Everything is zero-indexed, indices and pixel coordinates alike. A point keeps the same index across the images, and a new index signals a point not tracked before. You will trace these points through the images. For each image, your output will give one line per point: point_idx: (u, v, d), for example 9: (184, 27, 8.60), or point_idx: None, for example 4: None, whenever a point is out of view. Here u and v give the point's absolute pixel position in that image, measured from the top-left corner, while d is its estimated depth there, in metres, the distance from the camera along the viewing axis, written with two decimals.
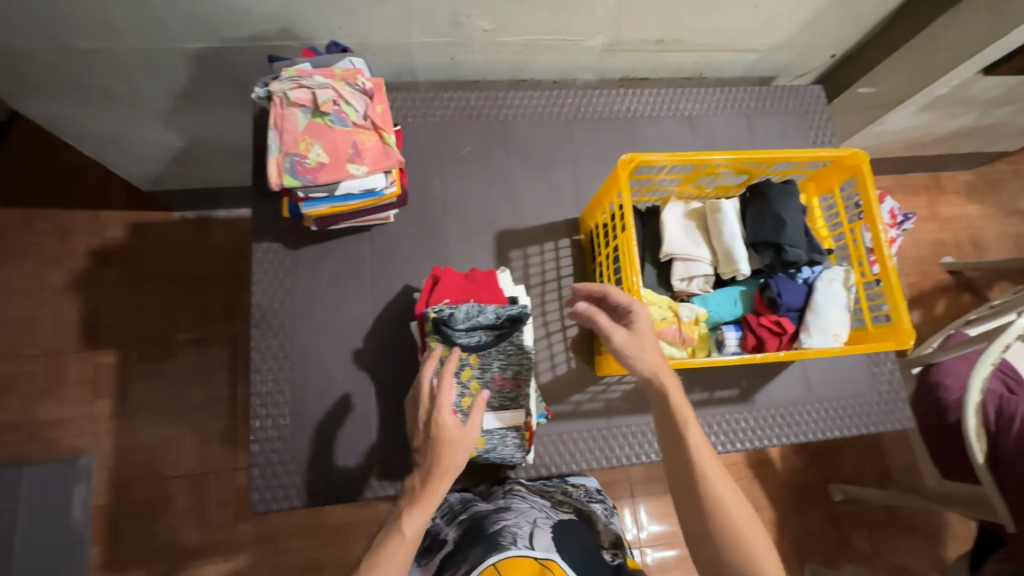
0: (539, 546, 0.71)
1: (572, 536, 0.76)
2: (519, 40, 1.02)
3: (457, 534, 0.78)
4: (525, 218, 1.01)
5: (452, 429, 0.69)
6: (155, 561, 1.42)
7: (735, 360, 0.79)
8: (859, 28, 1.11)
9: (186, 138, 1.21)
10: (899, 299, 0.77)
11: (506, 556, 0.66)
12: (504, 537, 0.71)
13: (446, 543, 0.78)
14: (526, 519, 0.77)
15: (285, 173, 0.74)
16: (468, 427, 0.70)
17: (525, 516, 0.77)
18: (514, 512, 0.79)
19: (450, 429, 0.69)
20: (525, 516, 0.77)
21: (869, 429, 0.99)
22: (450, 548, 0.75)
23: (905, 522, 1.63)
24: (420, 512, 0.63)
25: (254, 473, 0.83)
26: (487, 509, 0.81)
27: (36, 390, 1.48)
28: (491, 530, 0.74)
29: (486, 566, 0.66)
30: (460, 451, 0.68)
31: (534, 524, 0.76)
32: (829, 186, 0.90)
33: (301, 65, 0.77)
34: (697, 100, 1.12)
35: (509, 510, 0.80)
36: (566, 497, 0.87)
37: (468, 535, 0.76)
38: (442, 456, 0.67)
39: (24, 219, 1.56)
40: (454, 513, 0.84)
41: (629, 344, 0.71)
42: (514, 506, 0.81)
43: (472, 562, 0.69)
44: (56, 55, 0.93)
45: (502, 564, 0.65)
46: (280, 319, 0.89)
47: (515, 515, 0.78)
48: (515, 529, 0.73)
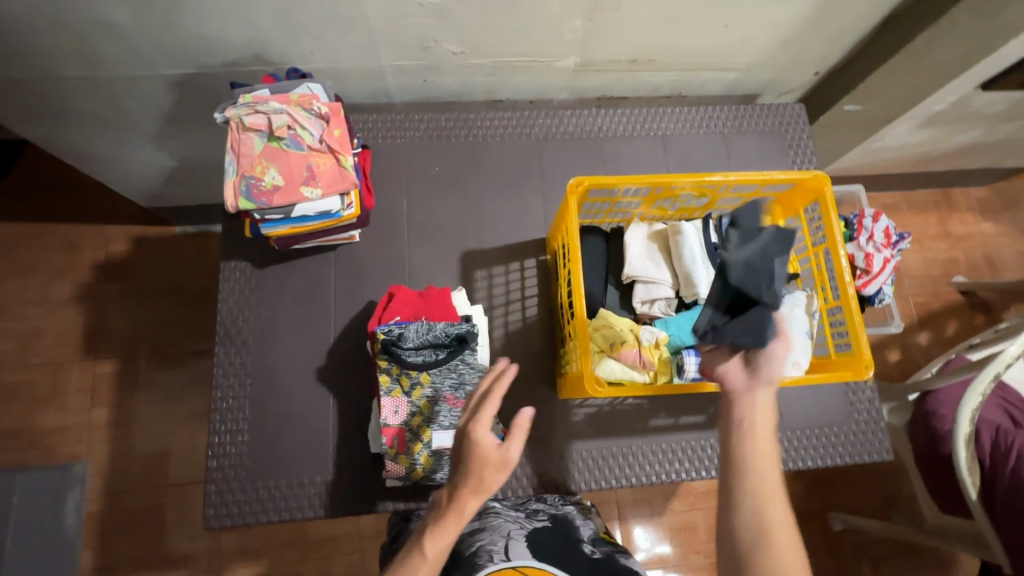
0: (515, 555, 0.78)
1: (545, 540, 0.82)
2: (489, 62, 1.04)
3: None
4: (491, 238, 1.01)
5: (488, 450, 0.66)
6: (143, 570, 1.44)
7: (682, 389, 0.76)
8: (840, 46, 1.09)
9: (177, 158, 1.26)
10: (860, 328, 0.74)
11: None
12: (481, 556, 0.78)
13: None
14: (500, 533, 0.83)
15: (239, 196, 0.76)
16: (505, 446, 0.66)
17: (500, 530, 0.84)
18: (489, 528, 0.84)
19: (483, 447, 0.66)
20: (499, 531, 0.83)
21: (844, 458, 0.95)
22: None
23: (911, 556, 1.55)
24: (447, 535, 0.64)
25: (210, 489, 0.84)
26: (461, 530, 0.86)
27: (39, 398, 1.54)
28: (468, 550, 0.80)
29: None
30: (498, 473, 0.66)
31: (509, 537, 0.82)
32: (795, 209, 0.87)
33: (258, 91, 0.79)
34: (672, 120, 1.11)
35: (484, 528, 0.85)
36: (541, 507, 0.93)
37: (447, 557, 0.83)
38: (480, 470, 0.65)
39: (35, 233, 1.63)
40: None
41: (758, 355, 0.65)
42: (487, 522, 0.86)
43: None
44: (45, 83, 0.98)
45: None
46: (243, 336, 0.91)
47: (489, 531, 0.84)
48: (490, 546, 0.80)
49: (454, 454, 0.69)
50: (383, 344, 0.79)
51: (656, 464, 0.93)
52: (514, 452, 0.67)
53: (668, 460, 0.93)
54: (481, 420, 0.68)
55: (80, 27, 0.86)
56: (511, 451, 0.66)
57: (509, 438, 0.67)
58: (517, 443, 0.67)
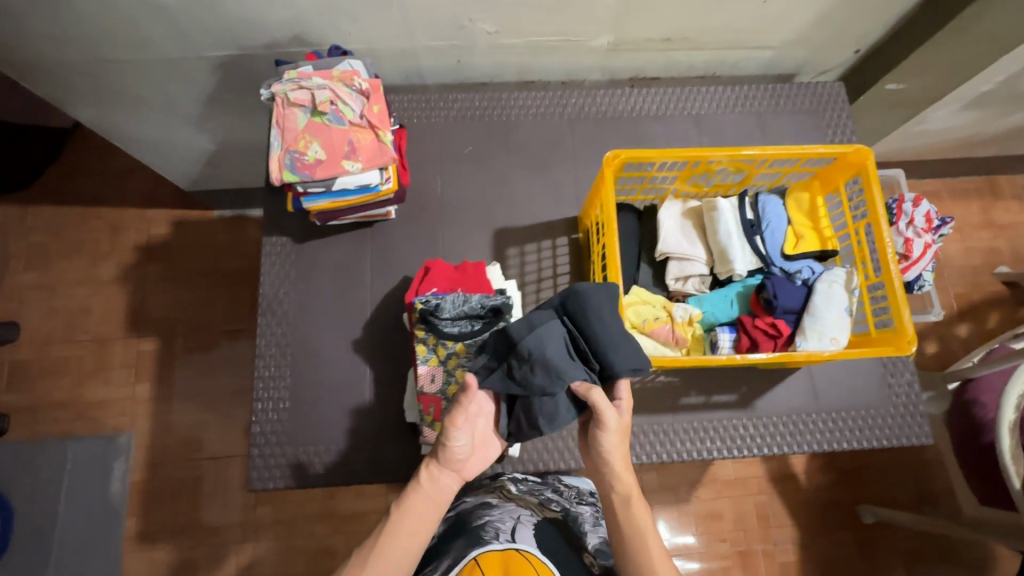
0: (519, 540, 0.82)
1: (549, 535, 0.86)
2: (521, 42, 1.04)
3: (443, 529, 0.90)
4: (523, 215, 1.02)
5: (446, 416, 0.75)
6: (182, 537, 1.51)
7: (719, 359, 0.76)
8: (881, 21, 1.05)
9: (216, 140, 1.30)
10: (902, 304, 0.72)
11: (485, 550, 0.78)
12: (487, 531, 0.83)
13: (434, 533, 0.91)
14: (510, 514, 0.88)
15: (284, 169, 0.78)
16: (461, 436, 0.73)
17: (511, 512, 0.88)
18: (500, 508, 0.90)
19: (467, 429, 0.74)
20: (509, 512, 0.88)
21: (882, 441, 0.93)
22: (437, 540, 0.87)
23: (943, 552, 1.52)
24: (408, 499, 0.71)
25: (254, 452, 0.88)
26: (474, 503, 0.93)
27: (86, 372, 1.61)
28: (476, 523, 0.86)
29: (469, 559, 0.77)
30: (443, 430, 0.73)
31: (518, 519, 0.87)
32: (835, 185, 0.85)
33: (302, 67, 0.82)
34: (707, 99, 1.10)
35: (495, 505, 0.91)
36: (554, 496, 0.98)
37: (454, 528, 0.88)
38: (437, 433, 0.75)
39: (83, 216, 1.71)
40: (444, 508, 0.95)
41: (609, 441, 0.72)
42: (501, 502, 0.92)
43: (458, 553, 0.81)
44: (98, 66, 1.03)
45: (483, 559, 0.77)
46: (283, 307, 0.94)
47: (500, 511, 0.89)
48: (498, 524, 0.85)
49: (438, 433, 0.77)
50: (420, 313, 0.81)
51: (687, 441, 0.93)
52: (461, 409, 0.72)
53: (700, 438, 0.93)
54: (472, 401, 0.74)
55: (131, 10, 0.90)
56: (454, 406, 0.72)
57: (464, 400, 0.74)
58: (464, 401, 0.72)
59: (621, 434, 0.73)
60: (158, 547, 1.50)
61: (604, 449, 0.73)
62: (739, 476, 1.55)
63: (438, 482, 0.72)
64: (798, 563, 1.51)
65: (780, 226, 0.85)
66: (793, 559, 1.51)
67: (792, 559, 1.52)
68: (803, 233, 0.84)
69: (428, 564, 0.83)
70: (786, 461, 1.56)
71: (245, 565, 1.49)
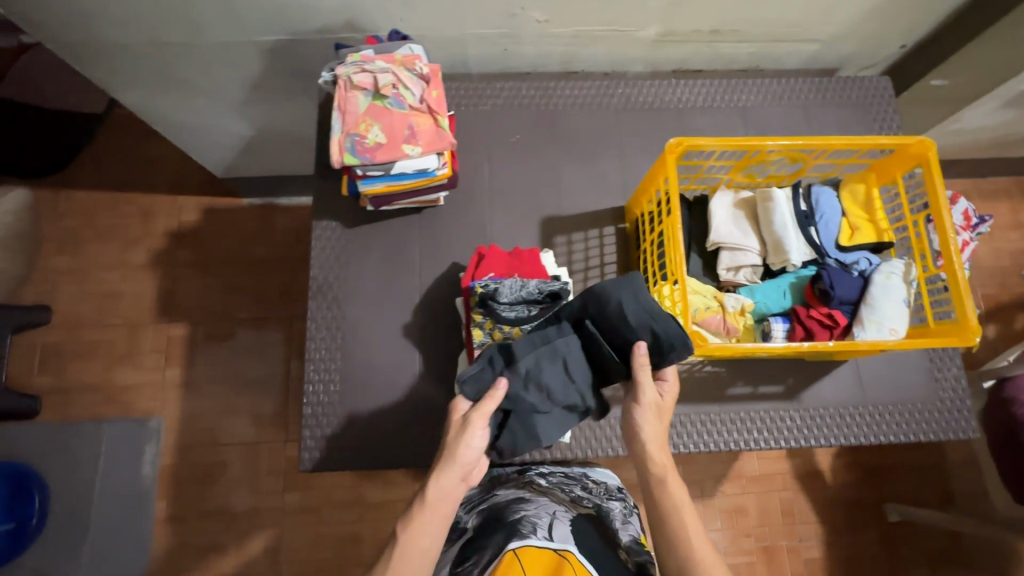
0: (557, 536, 0.77)
1: (587, 532, 0.81)
2: (570, 31, 1.03)
3: (476, 523, 0.86)
4: (571, 205, 1.02)
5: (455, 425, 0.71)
6: (208, 524, 1.49)
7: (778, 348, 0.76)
8: (933, 15, 1.04)
9: (256, 127, 1.30)
10: (965, 296, 0.73)
11: (524, 542, 0.74)
12: (524, 525, 0.79)
13: (466, 530, 0.87)
14: (545, 511, 0.84)
15: (345, 152, 0.79)
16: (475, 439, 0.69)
17: (545, 508, 0.85)
18: (535, 503, 0.86)
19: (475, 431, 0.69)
20: (544, 508, 0.85)
21: (928, 436, 0.93)
22: (471, 535, 0.84)
23: (973, 552, 1.50)
24: (420, 514, 0.65)
25: (305, 434, 0.89)
26: (507, 499, 0.89)
27: (116, 356, 1.60)
28: (512, 519, 0.82)
29: (507, 551, 0.72)
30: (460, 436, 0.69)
31: (553, 516, 0.83)
32: (891, 177, 0.86)
33: (365, 51, 0.83)
34: (753, 92, 1.10)
35: (529, 501, 0.87)
36: (585, 494, 0.95)
37: (488, 524, 0.84)
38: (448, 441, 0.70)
39: (113, 201, 1.71)
40: (475, 503, 0.93)
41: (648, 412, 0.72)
42: (534, 499, 0.88)
43: (495, 548, 0.76)
44: (149, 49, 1.03)
45: (522, 551, 0.72)
46: (333, 291, 0.95)
47: (534, 507, 0.85)
48: (534, 519, 0.81)
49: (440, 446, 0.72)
50: (479, 298, 0.83)
51: (734, 432, 0.93)
52: (483, 412, 0.70)
53: (746, 429, 0.93)
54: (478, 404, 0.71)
55: None
56: (476, 411, 0.70)
57: (476, 404, 0.72)
58: (485, 404, 0.70)
59: (658, 410, 0.73)
60: (184, 533, 1.48)
61: (637, 424, 0.72)
62: (765, 472, 1.53)
63: (452, 496, 0.67)
64: (823, 560, 1.49)
65: (834, 217, 0.85)
66: (818, 556, 1.50)
67: (816, 557, 1.50)
68: (858, 225, 0.85)
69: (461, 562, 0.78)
70: (812, 459, 1.54)
71: (270, 551, 1.48)
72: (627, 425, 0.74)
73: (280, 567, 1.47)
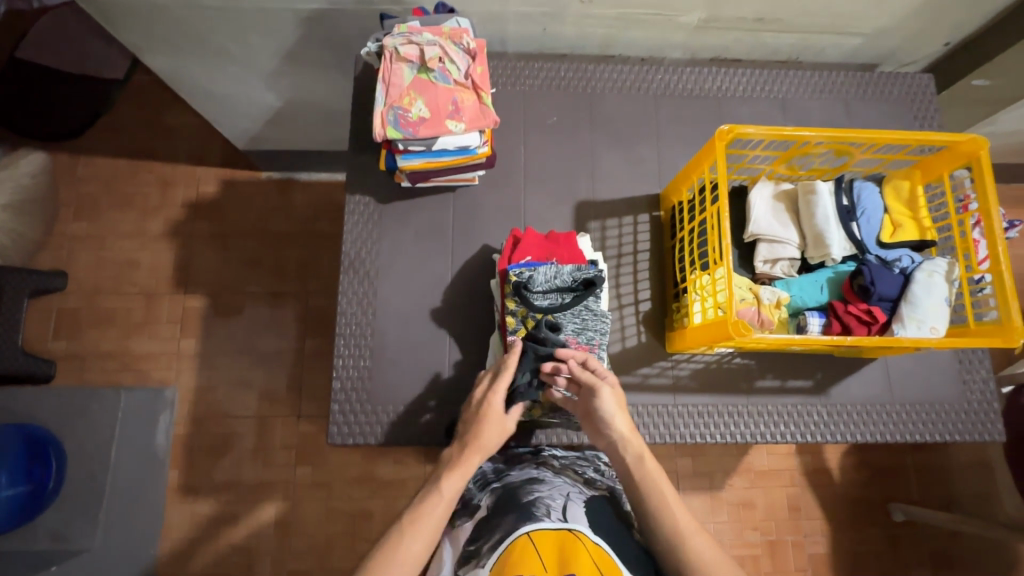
0: (572, 518, 0.75)
1: (600, 511, 0.80)
2: (613, 13, 1.00)
3: (490, 501, 0.84)
4: (606, 191, 1.02)
5: (492, 413, 0.80)
6: (220, 494, 1.50)
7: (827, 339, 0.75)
8: (982, 11, 1.01)
9: (283, 98, 1.28)
10: (1010, 298, 0.74)
11: (538, 526, 0.71)
12: (538, 507, 0.76)
13: (479, 508, 0.84)
14: (558, 491, 0.81)
15: (388, 125, 0.78)
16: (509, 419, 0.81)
17: (559, 489, 0.82)
18: (548, 484, 0.83)
19: (496, 415, 0.80)
20: (558, 489, 0.82)
21: (953, 437, 0.93)
22: (485, 514, 0.81)
23: (979, 557, 1.49)
24: (455, 478, 0.76)
25: (334, 408, 0.90)
26: (519, 479, 0.86)
27: (133, 325, 1.60)
28: (525, 500, 0.79)
29: (520, 534, 0.70)
30: (500, 432, 0.80)
31: (567, 498, 0.80)
32: (937, 174, 0.86)
33: (411, 23, 0.82)
34: (793, 83, 1.09)
35: (542, 482, 0.84)
36: (597, 476, 0.92)
37: (499, 504, 0.81)
38: (490, 432, 0.79)
39: (131, 169, 1.68)
40: (486, 480, 0.89)
41: (612, 402, 0.79)
42: (547, 479, 0.85)
43: (507, 529, 0.74)
44: (184, 11, 1.01)
45: (535, 533, 0.70)
46: (365, 267, 0.95)
47: (547, 488, 0.82)
48: (549, 501, 0.78)
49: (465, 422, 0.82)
50: (515, 282, 0.85)
51: (761, 425, 0.93)
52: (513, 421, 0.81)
53: (772, 422, 0.93)
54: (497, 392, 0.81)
55: None
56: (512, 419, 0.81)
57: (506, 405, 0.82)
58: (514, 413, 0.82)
59: (618, 401, 0.80)
60: (198, 501, 1.49)
61: (609, 415, 0.78)
62: (772, 467, 1.53)
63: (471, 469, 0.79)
64: (828, 556, 1.49)
65: (877, 213, 0.84)
66: (823, 551, 1.49)
67: (821, 553, 1.49)
68: (901, 222, 0.84)
69: (472, 540, 0.77)
70: (822, 456, 1.53)
71: (280, 523, 1.48)
72: (596, 417, 0.79)
73: (290, 540, 1.47)
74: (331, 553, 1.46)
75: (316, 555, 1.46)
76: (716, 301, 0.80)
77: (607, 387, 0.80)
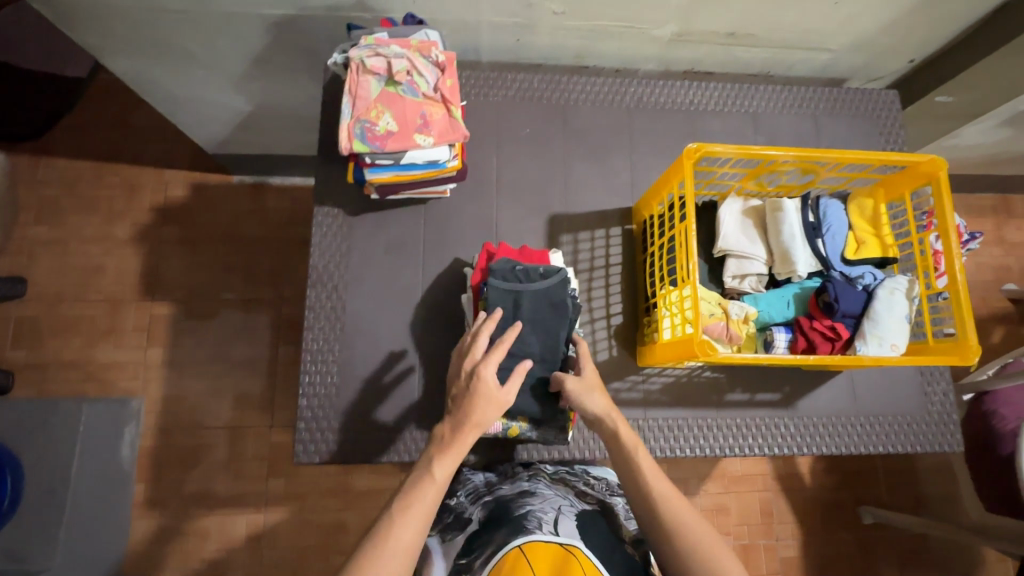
0: (564, 532, 0.74)
1: (594, 527, 0.79)
2: (586, 25, 1.00)
3: (481, 515, 0.84)
4: (578, 204, 1.02)
5: (489, 386, 0.72)
6: (189, 507, 1.46)
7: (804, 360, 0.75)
8: (945, 30, 1.04)
9: (253, 103, 1.25)
10: (965, 313, 0.75)
11: (529, 539, 0.70)
12: (530, 521, 0.76)
13: (471, 522, 0.84)
14: (551, 505, 0.82)
15: (354, 138, 0.77)
16: (507, 390, 0.73)
17: (551, 502, 0.82)
18: (540, 497, 0.84)
19: (489, 386, 0.72)
20: (550, 503, 0.82)
21: (916, 448, 0.96)
22: (476, 527, 0.81)
23: (943, 554, 1.53)
24: (451, 460, 0.68)
25: (300, 426, 0.88)
26: (511, 493, 0.86)
27: (98, 333, 1.54)
28: (517, 513, 0.79)
29: (512, 547, 0.69)
30: (498, 408, 0.72)
31: (559, 512, 0.81)
32: (899, 193, 0.88)
33: (378, 34, 0.81)
34: (763, 98, 1.10)
35: (534, 495, 0.85)
36: (588, 490, 0.93)
37: (492, 518, 0.81)
38: (488, 406, 0.71)
39: (96, 172, 1.63)
40: (478, 494, 0.90)
41: (578, 386, 0.80)
42: (540, 492, 0.86)
43: (498, 543, 0.73)
44: (145, 14, 0.98)
45: (527, 545, 0.69)
46: (334, 282, 0.94)
47: (539, 502, 0.83)
48: (540, 514, 0.78)
49: (460, 391, 0.73)
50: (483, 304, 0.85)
51: (730, 437, 0.94)
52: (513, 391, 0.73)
53: (741, 434, 0.94)
54: (488, 360, 0.73)
55: None
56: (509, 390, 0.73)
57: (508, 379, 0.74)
58: (515, 380, 0.74)
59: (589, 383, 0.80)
60: (166, 515, 1.45)
61: (579, 399, 0.79)
62: (746, 473, 1.55)
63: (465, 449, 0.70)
64: (799, 559, 1.52)
65: (841, 230, 0.86)
66: (794, 554, 1.52)
67: (792, 556, 1.52)
68: (864, 239, 0.86)
69: (463, 554, 0.77)
70: (794, 461, 1.56)
71: (251, 536, 1.45)
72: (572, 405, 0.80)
73: (262, 553, 1.44)
74: (304, 566, 1.44)
75: (288, 567, 1.44)
76: (683, 317, 0.80)
77: (573, 377, 0.81)
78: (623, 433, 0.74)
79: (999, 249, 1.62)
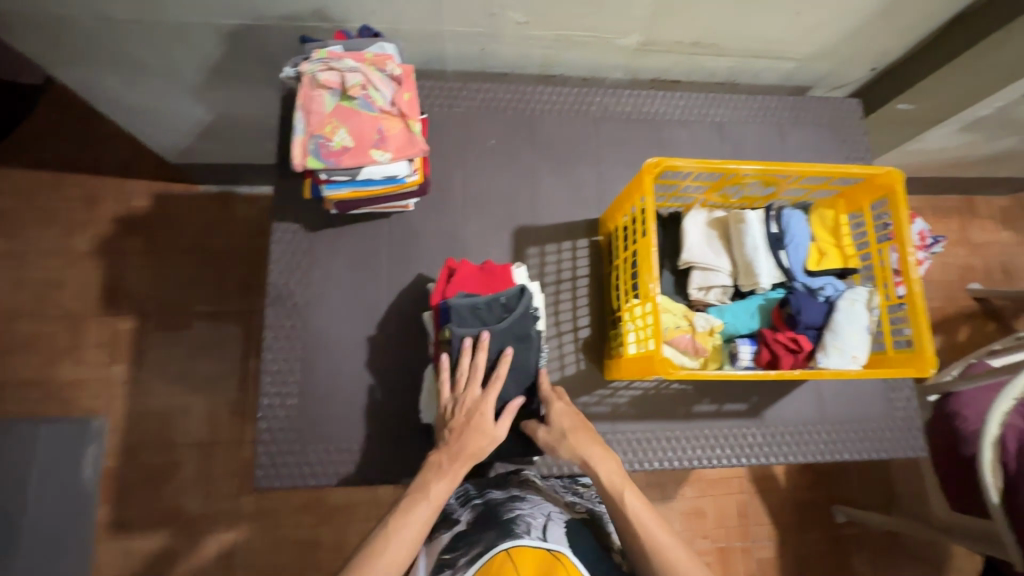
0: (551, 539, 0.74)
1: (582, 539, 0.78)
2: (550, 35, 0.99)
3: (469, 517, 0.82)
4: (545, 216, 1.01)
5: (487, 423, 0.79)
6: (157, 527, 1.41)
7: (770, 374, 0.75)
8: (903, 40, 1.05)
9: (214, 113, 1.22)
10: (923, 324, 0.76)
11: (518, 542, 0.70)
12: (519, 524, 0.75)
13: (458, 522, 0.82)
14: (540, 511, 0.81)
15: (308, 155, 0.75)
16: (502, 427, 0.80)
17: (540, 508, 0.81)
18: (531, 502, 0.82)
19: (486, 423, 0.79)
20: (540, 509, 0.81)
21: (879, 454, 0.97)
22: (463, 528, 0.79)
23: (915, 550, 1.56)
24: (447, 483, 0.75)
25: (260, 451, 0.86)
26: (501, 495, 0.84)
27: (57, 350, 1.49)
28: (505, 517, 0.77)
29: (499, 550, 0.70)
30: (490, 442, 0.79)
31: (548, 517, 0.79)
32: (859, 205, 0.89)
33: (332, 47, 0.79)
34: (728, 107, 1.10)
35: (524, 499, 0.83)
36: (576, 498, 0.90)
37: (480, 520, 0.79)
38: (483, 440, 0.78)
39: (53, 182, 1.57)
40: (468, 495, 0.88)
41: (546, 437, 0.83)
42: (530, 497, 0.84)
43: (485, 544, 0.73)
44: (93, 23, 0.94)
45: (515, 549, 0.69)
46: (294, 299, 0.91)
47: (529, 506, 0.81)
48: (529, 519, 0.77)
49: (458, 422, 0.79)
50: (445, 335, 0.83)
51: (697, 449, 0.94)
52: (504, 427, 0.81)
53: (708, 446, 0.94)
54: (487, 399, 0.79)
55: None
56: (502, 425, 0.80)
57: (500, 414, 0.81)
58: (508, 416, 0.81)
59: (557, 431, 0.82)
60: (133, 537, 1.40)
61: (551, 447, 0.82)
62: (722, 477, 1.56)
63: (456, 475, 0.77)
64: (775, 559, 1.53)
65: (804, 241, 0.85)
66: (770, 555, 1.53)
67: (769, 557, 1.54)
68: (826, 249, 0.86)
69: (448, 550, 0.76)
70: None
71: (222, 555, 1.41)
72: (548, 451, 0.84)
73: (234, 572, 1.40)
74: None
75: None
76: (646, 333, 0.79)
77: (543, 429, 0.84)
78: (597, 470, 0.77)
79: (964, 249, 1.66)
